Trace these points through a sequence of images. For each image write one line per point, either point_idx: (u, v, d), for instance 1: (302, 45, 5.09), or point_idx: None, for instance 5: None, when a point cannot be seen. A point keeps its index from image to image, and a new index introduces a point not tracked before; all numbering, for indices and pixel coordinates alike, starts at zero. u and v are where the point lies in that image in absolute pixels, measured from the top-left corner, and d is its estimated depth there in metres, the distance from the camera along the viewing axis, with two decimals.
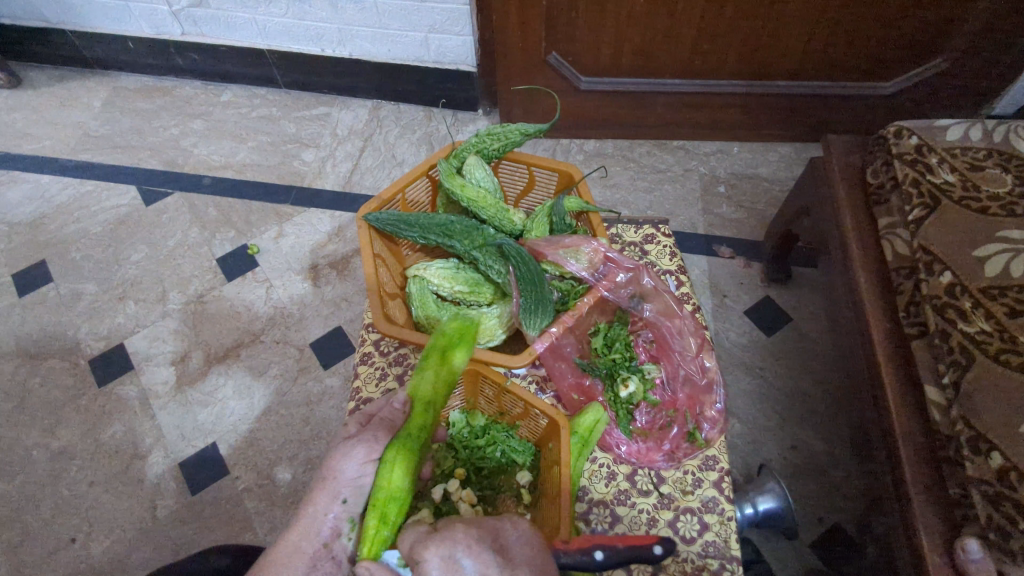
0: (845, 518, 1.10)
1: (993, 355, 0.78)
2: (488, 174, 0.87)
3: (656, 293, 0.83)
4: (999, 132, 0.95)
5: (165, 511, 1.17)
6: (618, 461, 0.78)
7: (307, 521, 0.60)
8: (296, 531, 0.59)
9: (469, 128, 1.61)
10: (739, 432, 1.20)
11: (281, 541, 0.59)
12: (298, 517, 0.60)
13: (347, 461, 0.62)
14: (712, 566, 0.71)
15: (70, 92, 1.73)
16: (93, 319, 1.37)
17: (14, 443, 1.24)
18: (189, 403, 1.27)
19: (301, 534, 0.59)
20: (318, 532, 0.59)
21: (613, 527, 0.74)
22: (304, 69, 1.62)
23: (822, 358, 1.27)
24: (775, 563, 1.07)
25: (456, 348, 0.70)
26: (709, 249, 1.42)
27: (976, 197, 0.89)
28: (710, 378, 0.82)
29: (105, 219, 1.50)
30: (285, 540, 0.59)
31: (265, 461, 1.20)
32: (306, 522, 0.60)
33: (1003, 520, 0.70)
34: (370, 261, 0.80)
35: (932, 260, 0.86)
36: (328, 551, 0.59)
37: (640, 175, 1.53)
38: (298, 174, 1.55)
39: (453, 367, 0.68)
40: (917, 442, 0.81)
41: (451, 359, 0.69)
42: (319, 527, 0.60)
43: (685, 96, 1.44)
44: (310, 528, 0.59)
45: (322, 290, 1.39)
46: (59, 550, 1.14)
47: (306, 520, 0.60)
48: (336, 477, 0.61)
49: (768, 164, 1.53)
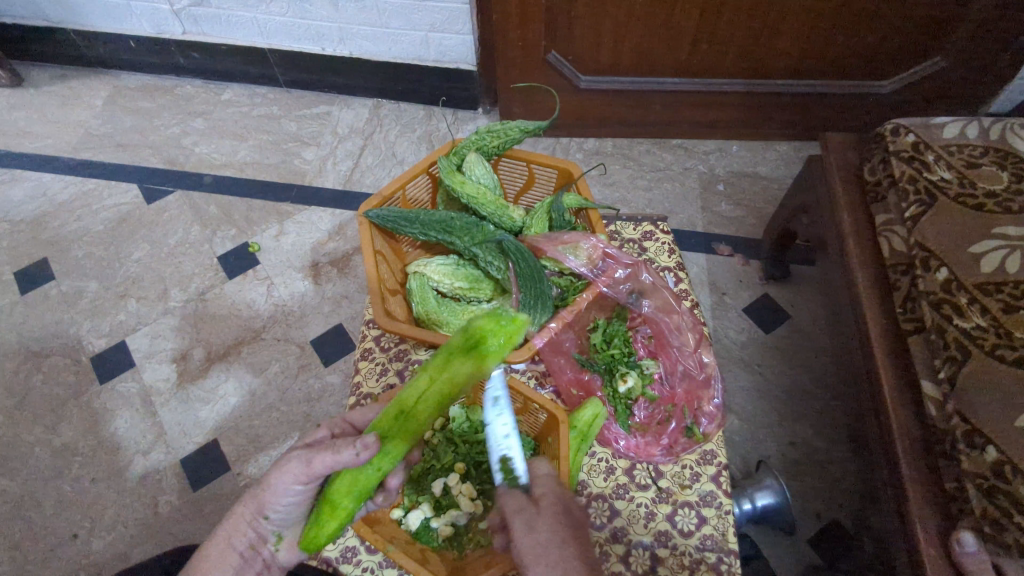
0: (842, 514, 1.11)
1: (989, 350, 0.79)
2: (488, 171, 0.87)
3: (654, 289, 0.84)
4: (995, 130, 0.96)
5: (166, 507, 1.18)
6: (617, 455, 0.79)
7: (237, 523, 0.63)
8: (225, 530, 0.64)
9: (469, 127, 1.62)
10: (738, 429, 1.20)
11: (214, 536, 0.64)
12: (228, 516, 0.64)
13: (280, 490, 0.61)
14: (710, 560, 0.72)
15: (71, 91, 1.74)
16: (95, 316, 1.38)
17: (16, 440, 1.25)
18: (190, 401, 1.28)
19: (227, 535, 0.63)
20: (243, 534, 0.63)
21: (611, 521, 0.75)
22: (305, 68, 1.62)
23: (820, 355, 1.27)
24: (772, 558, 1.08)
25: (460, 356, 0.63)
26: (708, 247, 1.43)
27: (972, 194, 0.90)
28: (708, 373, 0.82)
29: (106, 218, 1.51)
30: (217, 536, 0.63)
31: (266, 458, 1.21)
32: (234, 521, 0.63)
33: (998, 513, 0.71)
34: (371, 257, 0.80)
35: (929, 257, 0.86)
36: (256, 552, 0.64)
37: (640, 173, 1.53)
38: (299, 173, 1.56)
39: (450, 375, 0.63)
40: (913, 437, 0.81)
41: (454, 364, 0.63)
42: (243, 530, 0.63)
43: (684, 95, 1.45)
44: (238, 528, 0.63)
45: (322, 288, 1.39)
46: (61, 546, 1.15)
47: (236, 519, 0.63)
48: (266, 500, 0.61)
49: (766, 163, 1.54)
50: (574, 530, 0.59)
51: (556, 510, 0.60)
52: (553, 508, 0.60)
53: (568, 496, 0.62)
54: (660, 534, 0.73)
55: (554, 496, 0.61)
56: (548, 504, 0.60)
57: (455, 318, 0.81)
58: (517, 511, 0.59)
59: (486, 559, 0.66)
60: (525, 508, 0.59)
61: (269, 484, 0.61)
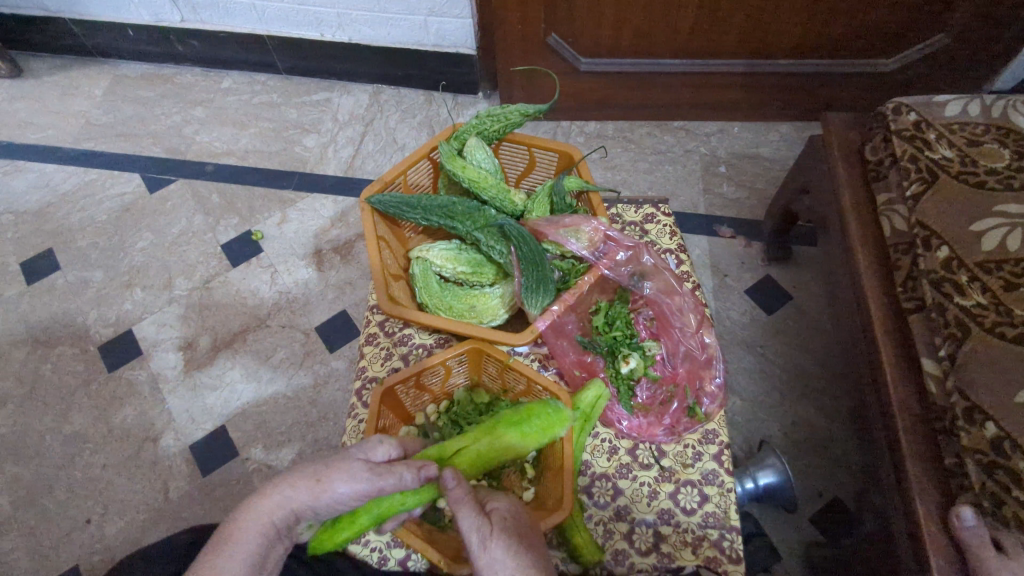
0: (843, 491, 1.12)
1: (989, 327, 0.79)
2: (489, 156, 0.87)
3: (655, 272, 0.85)
4: (997, 107, 0.95)
5: (177, 493, 1.19)
6: (620, 436, 0.80)
7: (278, 500, 0.61)
8: (262, 506, 0.60)
9: (469, 111, 1.61)
10: (740, 410, 1.21)
11: (254, 506, 0.60)
12: (267, 491, 0.61)
13: (341, 483, 0.60)
14: (712, 536, 0.73)
15: (71, 81, 1.73)
16: (101, 305, 1.39)
17: (28, 429, 1.27)
18: (198, 387, 1.29)
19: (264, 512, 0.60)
20: (281, 514, 0.60)
21: (615, 499, 0.76)
22: (304, 54, 1.62)
23: (822, 336, 1.28)
24: (774, 536, 1.09)
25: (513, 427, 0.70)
26: (710, 229, 1.43)
27: (974, 172, 0.90)
28: (710, 354, 0.83)
29: (110, 207, 1.51)
30: (257, 507, 0.60)
31: (273, 443, 1.23)
32: (273, 497, 0.60)
33: (996, 487, 0.72)
34: (372, 243, 0.81)
35: (930, 236, 0.86)
36: (285, 534, 0.61)
37: (641, 156, 1.53)
38: (300, 160, 1.56)
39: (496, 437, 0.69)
40: (913, 414, 0.82)
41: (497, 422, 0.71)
42: (282, 510, 0.61)
43: (685, 77, 1.44)
44: (277, 505, 0.61)
45: (326, 274, 1.40)
46: (75, 531, 1.17)
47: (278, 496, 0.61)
48: (324, 489, 0.60)
49: (768, 144, 1.54)
50: (529, 539, 0.61)
51: (508, 523, 0.61)
52: (506, 521, 0.61)
53: (515, 511, 0.64)
54: (663, 512, 0.75)
55: (504, 514, 0.62)
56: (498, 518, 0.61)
57: (457, 302, 0.82)
58: (472, 531, 0.59)
59: None
60: (479, 524, 0.60)
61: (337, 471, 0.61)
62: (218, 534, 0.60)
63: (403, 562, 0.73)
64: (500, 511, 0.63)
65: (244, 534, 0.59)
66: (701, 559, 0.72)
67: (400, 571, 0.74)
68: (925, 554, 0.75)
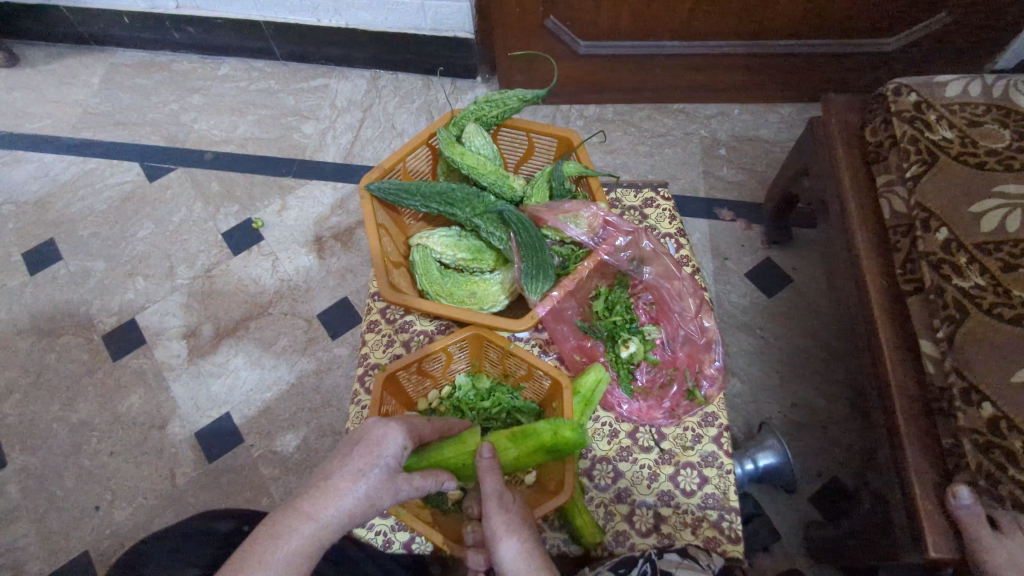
0: (843, 472, 1.13)
1: (986, 309, 0.80)
2: (487, 142, 0.87)
3: (654, 257, 0.85)
4: (998, 87, 0.95)
5: (184, 479, 1.21)
6: (620, 419, 0.80)
7: (303, 523, 0.54)
8: (298, 519, 0.54)
9: (468, 96, 1.61)
10: (740, 392, 1.22)
11: (288, 520, 0.54)
12: (300, 502, 0.54)
13: (375, 476, 0.57)
14: (711, 517, 0.74)
15: (68, 69, 1.73)
16: (104, 295, 1.40)
17: (35, 418, 1.28)
18: (202, 375, 1.30)
19: (285, 555, 0.52)
20: (321, 525, 0.54)
21: (615, 482, 0.77)
22: (301, 40, 1.61)
23: (822, 318, 1.28)
24: (774, 516, 1.11)
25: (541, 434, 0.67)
26: (710, 213, 1.43)
27: (974, 152, 0.90)
28: (708, 338, 0.84)
29: (110, 197, 1.51)
30: (291, 522, 0.54)
31: (278, 429, 1.24)
32: (308, 514, 0.54)
33: (992, 467, 0.73)
34: (372, 230, 0.81)
35: (929, 217, 0.86)
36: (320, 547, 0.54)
37: (641, 139, 1.52)
38: (300, 147, 1.56)
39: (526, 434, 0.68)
40: (911, 394, 0.83)
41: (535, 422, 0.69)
42: (308, 547, 0.53)
43: (685, 59, 1.43)
44: (301, 539, 0.53)
45: (327, 262, 1.40)
46: (84, 517, 1.19)
47: (301, 530, 0.53)
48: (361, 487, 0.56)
49: (769, 126, 1.53)
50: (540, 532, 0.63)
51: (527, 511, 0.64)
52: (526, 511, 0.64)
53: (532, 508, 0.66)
54: (663, 494, 0.76)
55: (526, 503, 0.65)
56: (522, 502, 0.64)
57: (458, 288, 0.82)
58: (499, 491, 0.62)
59: None
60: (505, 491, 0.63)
61: (362, 481, 0.56)
62: (241, 565, 0.51)
63: (407, 544, 0.75)
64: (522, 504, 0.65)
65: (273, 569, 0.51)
66: (700, 539, 0.73)
67: (404, 554, 0.75)
68: (922, 532, 0.76)
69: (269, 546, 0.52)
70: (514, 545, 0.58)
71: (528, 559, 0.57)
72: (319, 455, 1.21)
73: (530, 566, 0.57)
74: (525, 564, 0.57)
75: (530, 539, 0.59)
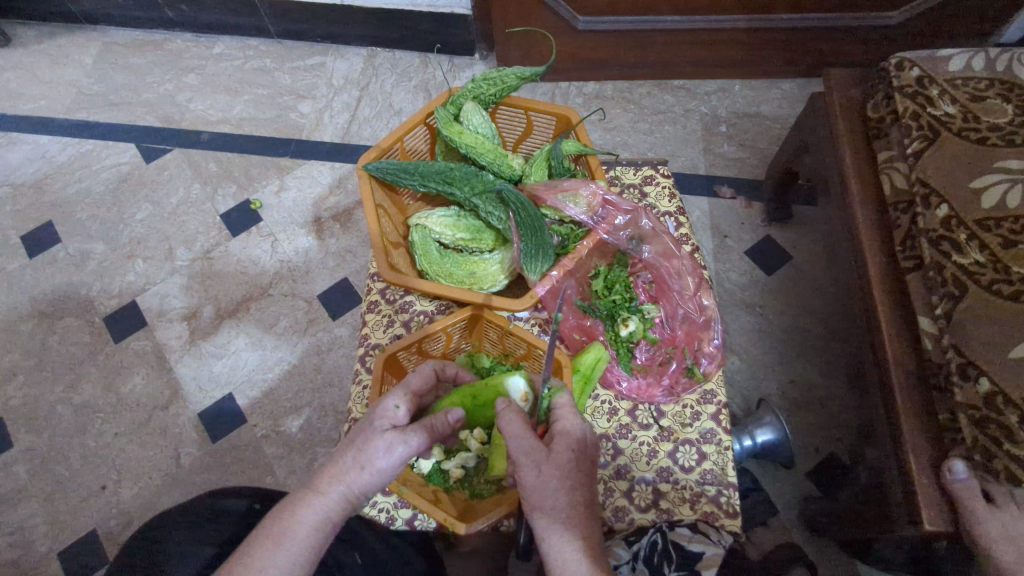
0: (840, 447, 1.15)
1: (985, 285, 0.80)
2: (486, 120, 0.86)
3: (654, 235, 0.84)
4: (1002, 61, 0.94)
5: (188, 459, 1.23)
6: (619, 397, 0.81)
7: (314, 498, 0.55)
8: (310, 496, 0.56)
9: (465, 74, 1.59)
10: (740, 368, 1.23)
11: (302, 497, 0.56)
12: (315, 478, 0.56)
13: (384, 456, 0.56)
14: (709, 493, 0.75)
15: (60, 49, 1.70)
16: (104, 277, 1.40)
17: (39, 399, 1.29)
18: (203, 356, 1.31)
19: (293, 530, 0.54)
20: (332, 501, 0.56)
21: (615, 459, 0.78)
22: (295, 17, 1.58)
23: (821, 295, 1.28)
24: (772, 490, 1.12)
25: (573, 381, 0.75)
26: (710, 190, 1.42)
27: (976, 128, 0.89)
28: (707, 316, 0.84)
29: (107, 179, 1.51)
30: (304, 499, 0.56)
31: (280, 410, 1.25)
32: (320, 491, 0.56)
33: (987, 442, 0.74)
34: (371, 211, 0.81)
35: (929, 194, 0.86)
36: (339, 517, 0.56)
37: (641, 116, 1.51)
38: (297, 127, 1.54)
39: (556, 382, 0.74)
40: (909, 370, 0.83)
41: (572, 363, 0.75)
42: (318, 523, 0.55)
43: (685, 34, 1.41)
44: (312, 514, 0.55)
45: (326, 243, 1.40)
46: (92, 497, 1.21)
47: (308, 508, 0.55)
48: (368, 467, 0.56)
49: (769, 102, 1.51)
50: (580, 478, 0.58)
51: (569, 457, 0.57)
52: (569, 454, 0.58)
53: (582, 439, 0.60)
54: (662, 470, 0.77)
55: (570, 443, 0.59)
56: (565, 449, 0.57)
57: (458, 269, 0.82)
58: (535, 454, 0.56)
59: (494, 499, 0.70)
60: (535, 450, 0.56)
61: (366, 462, 0.56)
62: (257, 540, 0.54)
63: (411, 520, 0.77)
64: (572, 435, 0.59)
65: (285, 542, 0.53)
66: (699, 514, 0.74)
67: (408, 530, 0.76)
68: (916, 506, 0.77)
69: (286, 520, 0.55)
70: (545, 515, 0.56)
71: (551, 533, 0.56)
72: (322, 434, 1.23)
73: (562, 539, 0.55)
74: (554, 538, 0.55)
75: (555, 511, 0.55)
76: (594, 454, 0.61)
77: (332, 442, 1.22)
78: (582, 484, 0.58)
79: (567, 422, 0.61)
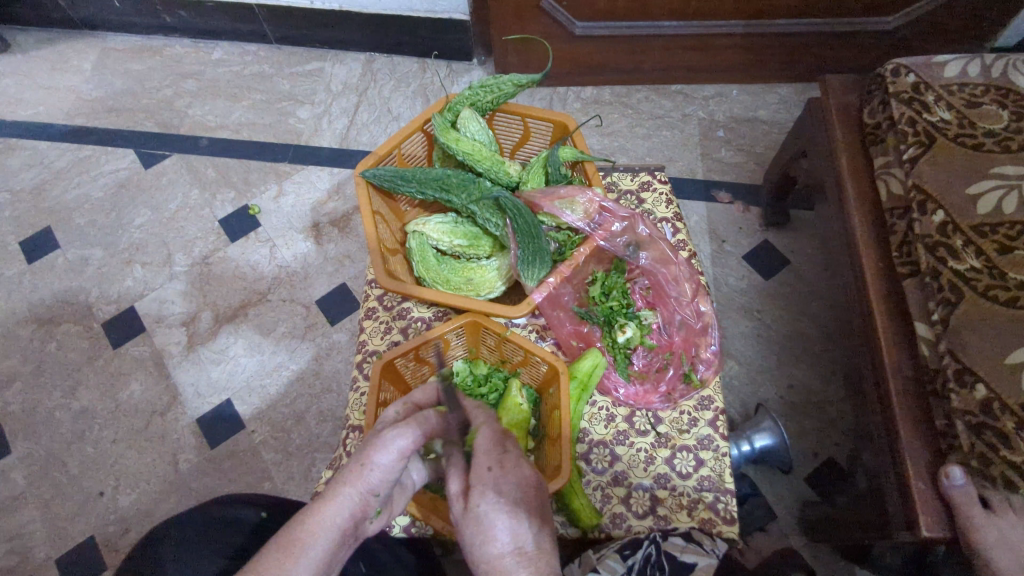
0: (838, 452, 1.15)
1: (982, 291, 0.80)
2: (483, 128, 0.87)
3: (651, 242, 0.85)
4: (998, 67, 0.94)
5: (187, 464, 1.23)
6: (617, 404, 0.81)
7: (326, 508, 0.54)
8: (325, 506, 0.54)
9: (463, 79, 1.59)
10: (738, 374, 1.23)
11: (312, 512, 0.54)
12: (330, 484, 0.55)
13: (387, 453, 0.56)
14: (706, 499, 0.75)
15: (59, 55, 1.70)
16: (103, 283, 1.40)
17: (37, 405, 1.29)
18: (202, 361, 1.31)
19: (307, 546, 0.52)
20: (346, 512, 0.55)
21: (612, 465, 0.78)
22: (294, 24, 1.59)
23: (819, 300, 1.28)
24: (769, 496, 1.13)
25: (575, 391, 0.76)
26: (708, 195, 1.42)
27: (972, 134, 0.89)
28: (705, 322, 0.84)
29: (106, 184, 1.51)
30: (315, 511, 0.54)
31: (278, 417, 1.25)
32: (338, 500, 0.54)
33: (984, 448, 0.74)
34: (369, 218, 0.81)
35: (926, 200, 0.86)
36: (351, 530, 0.55)
37: (639, 121, 1.52)
38: (296, 132, 1.55)
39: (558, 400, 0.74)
40: (906, 376, 0.83)
41: (575, 372, 0.76)
42: (329, 530, 0.53)
43: (682, 39, 1.42)
44: (322, 523, 0.53)
45: (324, 248, 1.40)
46: (89, 503, 1.21)
47: (321, 514, 0.54)
48: (375, 466, 0.55)
49: (767, 107, 1.52)
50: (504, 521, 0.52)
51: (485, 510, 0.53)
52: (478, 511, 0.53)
53: (499, 485, 0.54)
54: (659, 477, 0.77)
55: (481, 495, 0.53)
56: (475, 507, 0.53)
57: (455, 275, 0.82)
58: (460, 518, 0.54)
59: None
60: (460, 515, 0.54)
61: (371, 463, 0.55)
62: (269, 549, 0.52)
63: (408, 528, 0.74)
64: (480, 491, 0.54)
65: (296, 553, 0.52)
66: (697, 521, 0.74)
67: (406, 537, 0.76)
68: (914, 512, 0.77)
69: (299, 533, 0.53)
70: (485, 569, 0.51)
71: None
72: (319, 440, 1.23)
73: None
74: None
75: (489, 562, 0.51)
76: (519, 500, 0.54)
77: (330, 448, 1.22)
78: (510, 532, 0.52)
79: (479, 472, 0.55)
